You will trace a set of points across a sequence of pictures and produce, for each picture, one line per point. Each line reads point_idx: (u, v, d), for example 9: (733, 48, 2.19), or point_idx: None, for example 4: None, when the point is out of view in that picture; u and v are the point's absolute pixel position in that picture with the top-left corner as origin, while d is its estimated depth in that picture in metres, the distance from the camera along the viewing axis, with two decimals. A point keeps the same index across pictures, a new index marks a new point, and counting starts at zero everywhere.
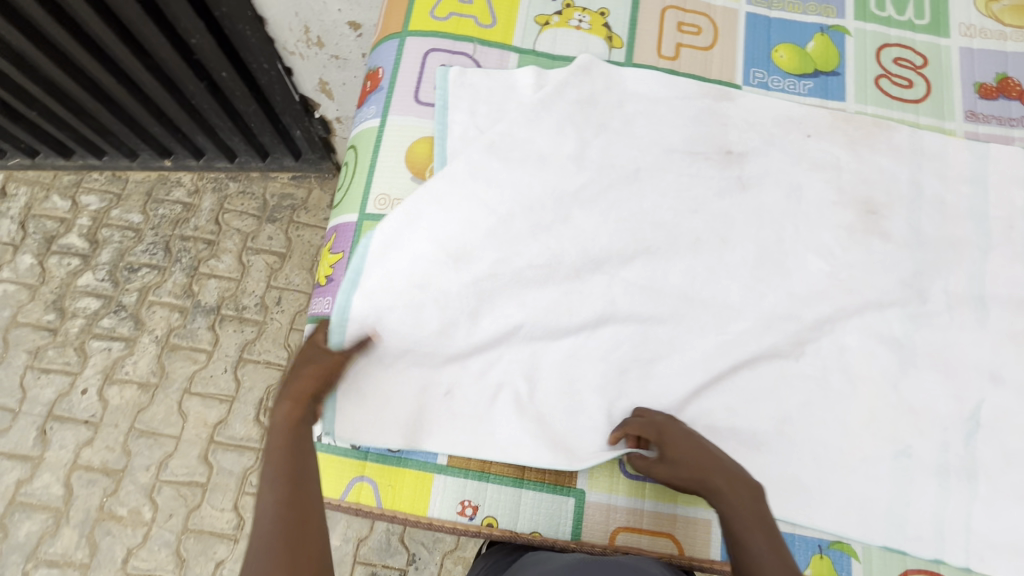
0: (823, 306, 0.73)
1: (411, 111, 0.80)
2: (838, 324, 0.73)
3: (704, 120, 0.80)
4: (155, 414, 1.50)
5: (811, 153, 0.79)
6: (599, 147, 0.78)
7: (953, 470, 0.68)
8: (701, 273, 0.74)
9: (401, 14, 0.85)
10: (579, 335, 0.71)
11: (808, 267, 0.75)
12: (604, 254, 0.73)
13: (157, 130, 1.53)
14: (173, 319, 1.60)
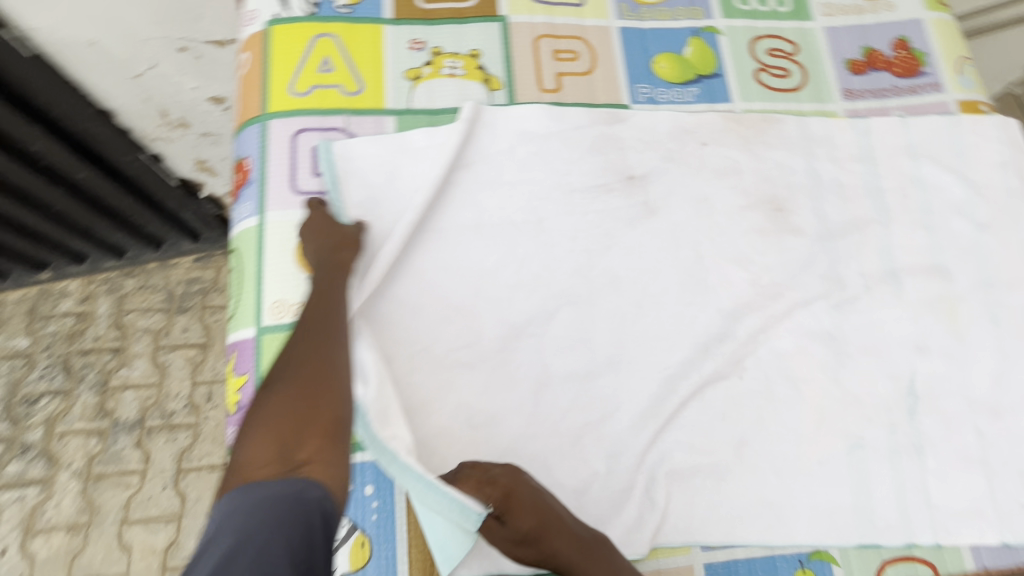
0: (753, 317, 0.74)
1: (290, 202, 0.72)
2: (771, 330, 0.74)
3: (600, 149, 0.78)
4: (93, 556, 1.35)
5: (710, 161, 0.79)
6: (495, 204, 0.75)
7: (902, 449, 0.69)
8: (628, 311, 0.73)
9: (257, 93, 0.76)
10: (524, 404, 0.68)
11: (729, 276, 0.75)
12: (520, 314, 0.71)
13: (22, 245, 1.36)
14: (93, 446, 1.44)
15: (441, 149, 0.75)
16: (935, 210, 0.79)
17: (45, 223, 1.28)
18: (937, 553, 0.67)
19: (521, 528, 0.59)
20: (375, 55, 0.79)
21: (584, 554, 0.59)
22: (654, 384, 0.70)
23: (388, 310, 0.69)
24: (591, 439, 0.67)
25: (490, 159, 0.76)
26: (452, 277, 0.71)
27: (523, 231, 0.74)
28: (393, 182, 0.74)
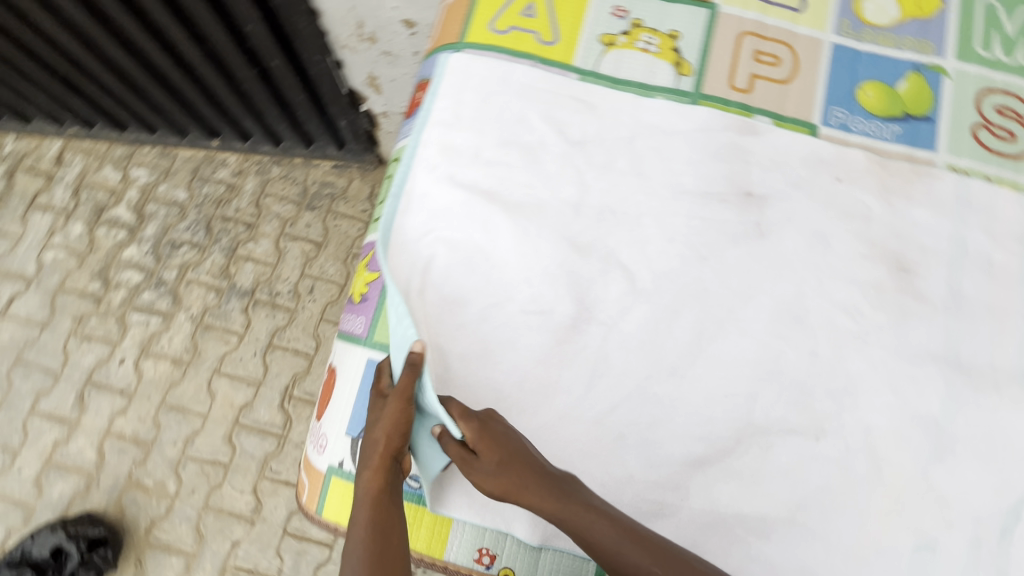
0: (853, 363, 0.69)
1: (466, 130, 0.76)
2: (864, 395, 0.68)
3: (725, 156, 0.75)
4: (185, 390, 1.54)
5: (840, 201, 0.74)
6: (605, 189, 0.74)
7: (980, 566, 0.63)
8: (709, 327, 0.70)
9: (460, 22, 0.80)
10: (579, 381, 0.68)
11: (834, 322, 0.71)
12: (598, 300, 0.71)
13: (208, 112, 1.55)
14: (210, 299, 1.63)
15: (612, 127, 0.76)
16: None
17: (231, 96, 1.45)
18: None
19: (493, 458, 0.60)
20: (577, 12, 0.79)
21: (558, 501, 0.60)
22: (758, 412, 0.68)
23: (496, 249, 0.72)
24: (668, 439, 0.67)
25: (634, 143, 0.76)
26: (587, 245, 0.73)
27: (668, 223, 0.73)
28: (560, 142, 0.76)
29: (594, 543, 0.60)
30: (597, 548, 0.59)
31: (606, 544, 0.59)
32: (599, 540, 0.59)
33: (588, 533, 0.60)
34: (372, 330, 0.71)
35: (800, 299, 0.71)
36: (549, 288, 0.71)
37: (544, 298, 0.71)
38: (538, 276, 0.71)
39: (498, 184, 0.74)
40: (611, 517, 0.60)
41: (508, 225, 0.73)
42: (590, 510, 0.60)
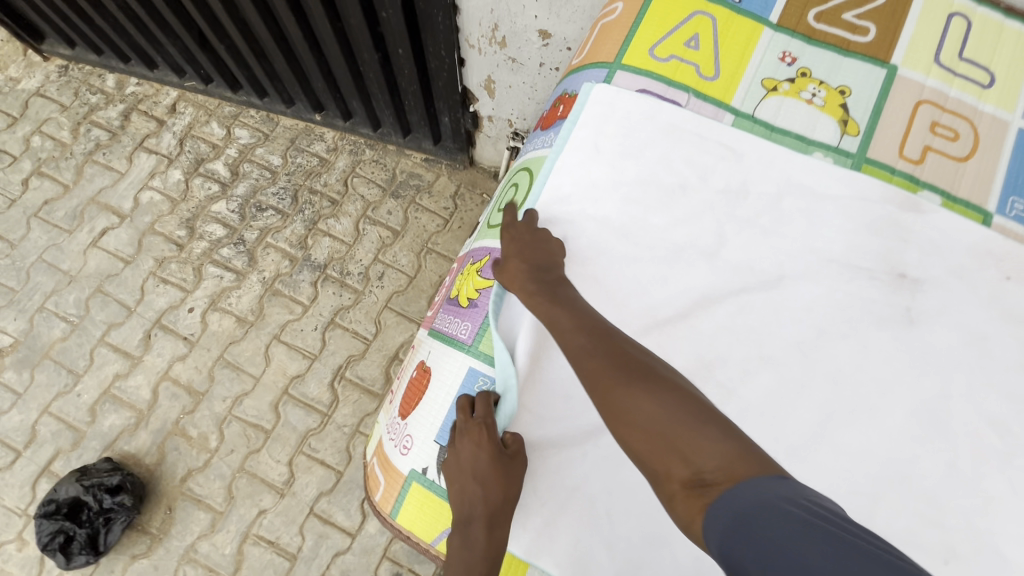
0: (988, 484, 0.60)
1: (605, 153, 0.73)
2: (995, 508, 0.59)
3: (882, 231, 0.69)
4: (243, 350, 1.57)
5: (1003, 299, 0.66)
6: (745, 240, 0.70)
7: None
8: (839, 412, 0.64)
9: (617, 43, 0.78)
10: None
11: (975, 433, 0.62)
12: (722, 357, 0.66)
13: (321, 87, 1.58)
14: (283, 266, 1.66)
15: (761, 175, 0.72)
16: None
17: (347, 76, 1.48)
18: None
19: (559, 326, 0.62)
20: (742, 52, 0.76)
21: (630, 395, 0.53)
22: (887, 518, 0.60)
23: (615, 282, 0.69)
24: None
25: (781, 201, 0.71)
26: (715, 296, 0.68)
27: (809, 289, 0.68)
28: (703, 183, 0.72)
29: (646, 423, 0.51)
30: (661, 436, 0.49)
31: (664, 429, 0.50)
32: (658, 430, 0.50)
33: (644, 402, 0.52)
34: (479, 339, 0.68)
35: (953, 401, 0.63)
36: (669, 332, 0.67)
37: (663, 343, 0.67)
38: (658, 318, 0.68)
39: (631, 214, 0.71)
40: (671, 400, 0.51)
41: (636, 260, 0.70)
42: (653, 395, 0.52)
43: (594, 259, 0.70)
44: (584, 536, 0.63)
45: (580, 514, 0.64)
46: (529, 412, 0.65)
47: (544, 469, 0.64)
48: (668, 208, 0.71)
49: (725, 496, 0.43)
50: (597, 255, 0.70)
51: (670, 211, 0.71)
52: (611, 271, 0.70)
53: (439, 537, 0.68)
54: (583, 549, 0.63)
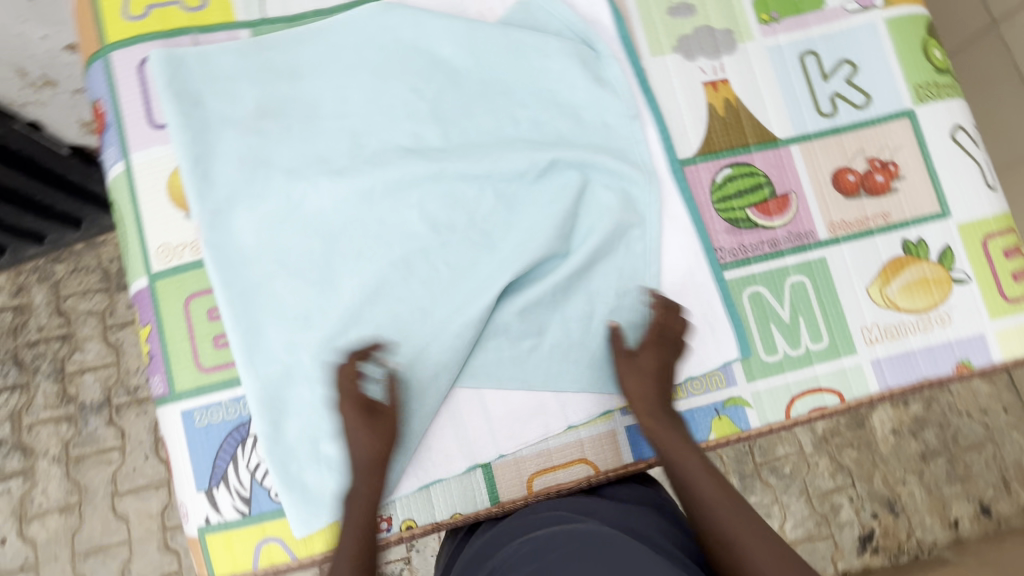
0: (608, 187, 0.71)
1: (154, 141, 0.67)
2: (624, 203, 0.71)
3: (425, 46, 0.71)
4: (92, 530, 1.38)
5: (546, 36, 0.72)
6: (331, 127, 0.69)
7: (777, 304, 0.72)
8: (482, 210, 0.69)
9: (92, 27, 0.69)
10: (390, 322, 0.66)
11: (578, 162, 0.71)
12: (375, 238, 0.68)
13: None
14: (64, 432, 1.42)
15: (308, 63, 0.70)
16: (834, 46, 0.76)
17: None
18: (842, 381, 0.71)
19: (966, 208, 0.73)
20: None
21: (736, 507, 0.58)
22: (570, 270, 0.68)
23: (245, 239, 0.66)
24: (496, 342, 0.67)
25: (334, 75, 0.70)
26: (336, 194, 0.67)
27: (406, 136, 0.69)
28: (249, 106, 0.68)
29: (725, 534, 0.56)
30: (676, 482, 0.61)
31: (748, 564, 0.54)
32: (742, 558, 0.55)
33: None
34: (172, 381, 0.64)
35: (569, 153, 0.70)
36: (315, 262, 0.67)
37: (316, 270, 0.66)
38: (298, 259, 0.66)
39: (201, 187, 0.66)
40: (769, 539, 0.56)
41: (247, 207, 0.67)
42: (769, 542, 0.55)
43: (213, 237, 0.66)
44: (357, 452, 0.62)
45: (349, 437, 0.63)
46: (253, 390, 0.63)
47: (290, 436, 0.63)
48: (240, 148, 0.67)
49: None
50: (209, 231, 0.65)
51: (244, 148, 0.67)
52: (227, 244, 0.66)
53: (256, 559, 0.62)
54: (368, 468, 0.63)
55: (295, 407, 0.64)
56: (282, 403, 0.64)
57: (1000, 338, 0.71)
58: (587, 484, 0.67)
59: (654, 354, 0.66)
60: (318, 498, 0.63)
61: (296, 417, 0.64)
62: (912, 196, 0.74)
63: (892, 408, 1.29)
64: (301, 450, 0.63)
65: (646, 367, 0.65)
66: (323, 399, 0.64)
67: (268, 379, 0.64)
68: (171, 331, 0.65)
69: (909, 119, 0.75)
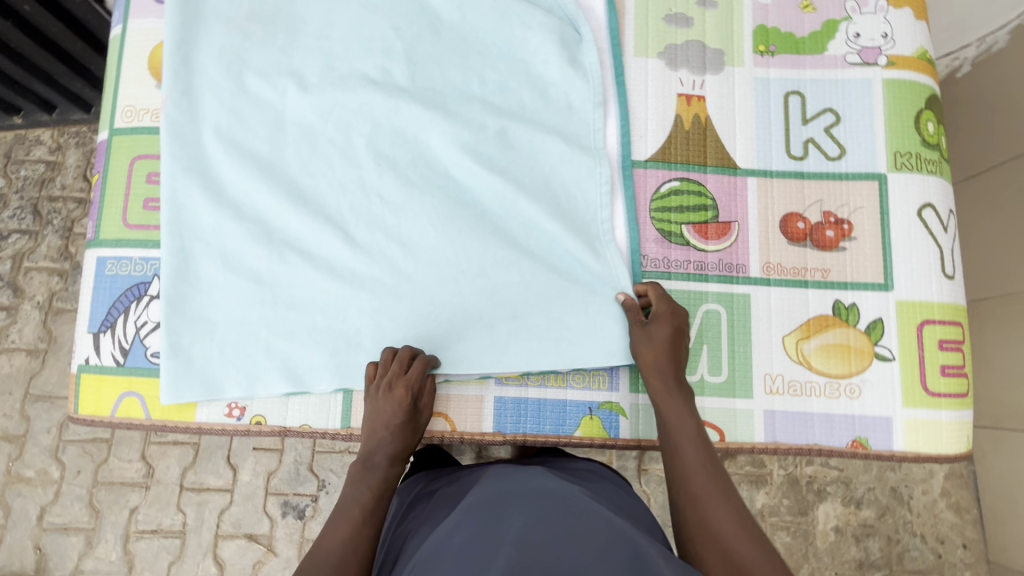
0: (551, 166, 0.71)
1: (151, 13, 0.73)
2: (562, 185, 0.71)
3: None
4: (48, 378, 1.38)
5: (536, 10, 0.73)
6: (310, 38, 0.72)
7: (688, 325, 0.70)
8: (425, 151, 0.70)
9: None
10: (306, 231, 0.67)
11: (525, 132, 0.71)
12: (312, 149, 0.69)
13: None
14: (54, 284, 1.42)
15: None
16: (822, 93, 0.75)
17: None
18: (728, 422, 0.68)
19: (912, 287, 0.70)
20: None
21: (718, 480, 0.58)
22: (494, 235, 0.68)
23: (197, 121, 0.69)
24: (405, 289, 0.67)
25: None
26: (296, 102, 0.70)
27: (374, 66, 0.71)
28: (240, 4, 0.71)
29: (698, 501, 0.57)
30: (668, 443, 0.62)
31: (717, 532, 0.54)
32: (709, 525, 0.55)
33: None
34: (98, 229, 0.69)
35: (524, 125, 0.71)
36: (258, 159, 0.68)
37: (258, 166, 0.68)
38: (245, 152, 0.68)
39: (177, 65, 0.69)
40: (742, 514, 0.55)
41: (211, 92, 0.69)
42: (741, 517, 0.55)
43: (171, 110, 0.68)
44: (243, 345, 0.65)
45: (243, 331, 0.65)
46: (170, 264, 0.65)
47: (186, 314, 0.65)
48: (217, 34, 0.70)
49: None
50: (171, 104, 0.68)
51: (220, 35, 0.70)
52: (184, 121, 0.68)
53: (116, 408, 0.66)
54: (252, 360, 0.65)
55: (201, 290, 0.66)
56: (184, 281, 0.65)
57: (909, 428, 0.67)
58: (439, 439, 0.67)
59: (667, 325, 0.65)
60: (202, 374, 0.64)
61: (201, 295, 0.66)
62: (858, 259, 0.71)
63: (841, 505, 1.22)
64: (200, 325, 0.65)
65: (657, 338, 0.64)
66: (229, 290, 0.66)
67: (182, 253, 0.66)
68: (113, 185, 0.70)
69: (880, 183, 0.72)
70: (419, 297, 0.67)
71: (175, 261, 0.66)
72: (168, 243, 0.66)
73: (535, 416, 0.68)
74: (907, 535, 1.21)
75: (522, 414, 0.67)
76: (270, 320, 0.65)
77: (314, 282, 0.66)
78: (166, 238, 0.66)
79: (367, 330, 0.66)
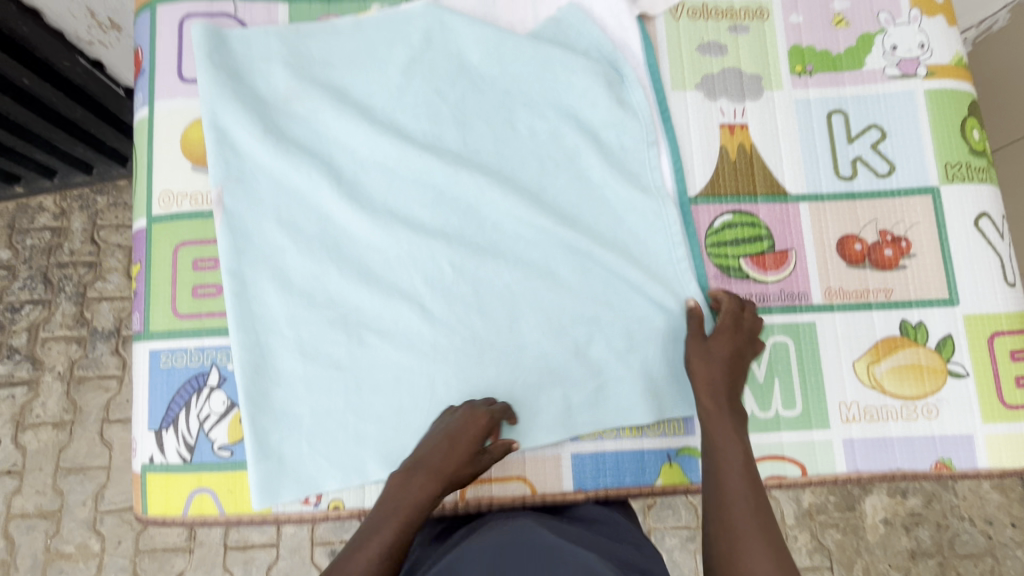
0: (603, 212, 0.70)
1: (177, 92, 0.71)
2: (616, 231, 0.70)
3: (453, 42, 0.72)
4: (78, 450, 1.35)
5: (571, 55, 0.72)
6: (351, 107, 0.70)
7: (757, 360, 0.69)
8: (476, 210, 0.69)
9: None
10: (373, 304, 0.66)
11: (577, 182, 0.70)
12: (361, 221, 0.68)
13: None
14: (73, 351, 1.39)
15: (335, 44, 0.72)
16: (865, 110, 0.74)
17: None
18: (807, 454, 0.68)
19: (977, 301, 0.69)
20: None
21: (758, 515, 0.57)
22: (566, 293, 0.68)
23: (253, 208, 0.68)
24: (491, 357, 0.66)
25: (362, 60, 0.72)
26: (358, 178, 0.69)
27: (427, 129, 0.71)
28: (280, 86, 0.70)
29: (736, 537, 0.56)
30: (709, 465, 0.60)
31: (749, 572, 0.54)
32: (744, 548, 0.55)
33: None
34: (149, 321, 0.67)
35: (581, 179, 0.70)
36: (323, 239, 0.68)
37: (323, 246, 0.67)
38: (309, 235, 0.67)
39: (224, 156, 0.68)
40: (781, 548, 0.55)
41: (265, 178, 0.68)
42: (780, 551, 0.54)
43: (228, 201, 0.67)
44: (327, 433, 0.64)
45: (322, 418, 0.64)
46: (250, 362, 0.64)
47: (270, 409, 0.64)
48: (258, 114, 0.69)
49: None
50: (227, 196, 0.67)
51: (261, 115, 0.69)
52: (242, 211, 0.67)
53: (187, 506, 0.64)
54: (344, 450, 0.64)
55: (283, 382, 0.65)
56: (263, 375, 0.64)
57: (989, 442, 0.66)
58: (519, 503, 0.66)
59: (727, 344, 0.65)
60: (297, 472, 0.63)
61: (282, 388, 0.65)
62: (920, 277, 0.70)
63: (888, 496, 1.22)
64: (287, 421, 0.64)
65: (716, 354, 0.64)
66: (310, 379, 0.65)
67: (258, 348, 0.65)
68: (160, 276, 0.68)
69: (932, 197, 0.71)
70: (489, 361, 0.66)
71: (255, 358, 0.64)
72: (246, 341, 0.65)
73: (614, 469, 0.66)
74: (956, 519, 1.21)
75: (602, 469, 0.66)
76: (351, 404, 0.65)
77: (396, 360, 0.65)
78: (240, 333, 0.65)
79: (457, 405, 0.65)
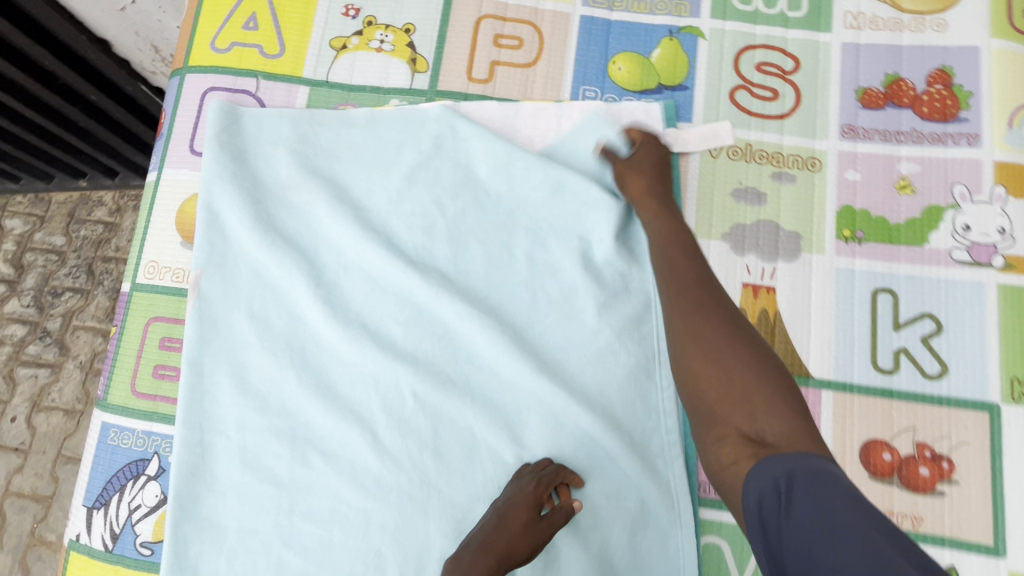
0: (589, 361, 0.63)
1: (185, 163, 0.70)
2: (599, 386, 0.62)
3: (464, 152, 0.69)
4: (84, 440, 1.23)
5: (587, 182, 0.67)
6: (347, 205, 0.68)
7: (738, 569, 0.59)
8: (454, 335, 0.64)
9: (184, 48, 0.74)
10: (326, 419, 0.62)
11: (568, 323, 0.64)
12: (333, 327, 0.64)
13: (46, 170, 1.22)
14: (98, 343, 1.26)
15: (345, 135, 0.70)
16: (923, 293, 0.63)
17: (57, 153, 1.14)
18: None
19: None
20: (304, 21, 0.74)
21: (749, 353, 0.46)
22: (530, 448, 0.61)
23: (229, 295, 0.65)
24: (435, 505, 0.60)
25: (370, 156, 0.69)
26: (339, 280, 0.66)
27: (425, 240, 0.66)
28: (282, 171, 0.69)
29: (726, 379, 0.45)
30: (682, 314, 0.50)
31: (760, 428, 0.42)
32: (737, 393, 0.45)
33: None
34: (107, 391, 0.66)
35: (572, 321, 0.64)
36: (290, 340, 0.65)
37: (290, 347, 0.64)
38: (278, 333, 0.65)
39: (211, 239, 0.66)
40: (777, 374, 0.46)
41: (248, 265, 0.66)
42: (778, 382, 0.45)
43: (205, 285, 0.65)
44: (249, 553, 0.60)
45: (248, 535, 0.60)
46: (190, 460, 0.62)
47: (199, 515, 0.61)
48: (255, 199, 0.68)
49: (767, 460, 0.40)
50: (206, 279, 0.65)
51: (258, 200, 0.68)
52: (217, 298, 0.65)
53: None
54: None
55: (218, 489, 0.62)
56: (199, 477, 0.62)
57: None
58: None
59: (653, 153, 0.64)
60: None
61: (214, 496, 0.62)
62: (959, 510, 0.58)
63: None
64: (211, 532, 0.61)
65: (641, 164, 0.64)
66: (245, 491, 0.61)
67: (199, 448, 0.62)
68: (128, 347, 0.66)
69: (989, 414, 0.59)
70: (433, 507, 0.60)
71: (195, 458, 0.62)
72: (190, 437, 0.62)
73: None
74: None
75: None
76: (280, 525, 0.60)
77: (337, 486, 0.61)
78: (186, 429, 0.62)
79: (389, 552, 0.59)
